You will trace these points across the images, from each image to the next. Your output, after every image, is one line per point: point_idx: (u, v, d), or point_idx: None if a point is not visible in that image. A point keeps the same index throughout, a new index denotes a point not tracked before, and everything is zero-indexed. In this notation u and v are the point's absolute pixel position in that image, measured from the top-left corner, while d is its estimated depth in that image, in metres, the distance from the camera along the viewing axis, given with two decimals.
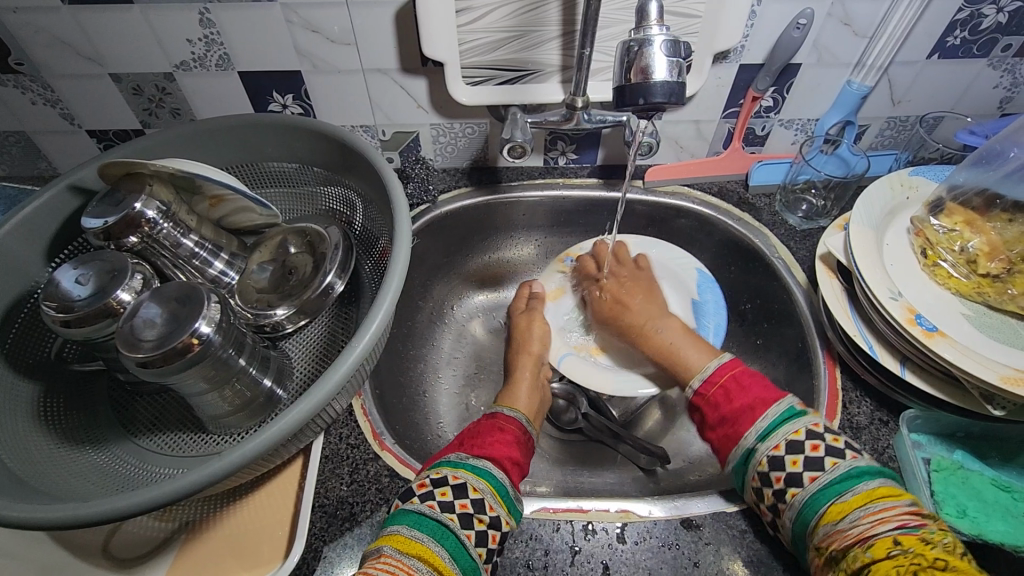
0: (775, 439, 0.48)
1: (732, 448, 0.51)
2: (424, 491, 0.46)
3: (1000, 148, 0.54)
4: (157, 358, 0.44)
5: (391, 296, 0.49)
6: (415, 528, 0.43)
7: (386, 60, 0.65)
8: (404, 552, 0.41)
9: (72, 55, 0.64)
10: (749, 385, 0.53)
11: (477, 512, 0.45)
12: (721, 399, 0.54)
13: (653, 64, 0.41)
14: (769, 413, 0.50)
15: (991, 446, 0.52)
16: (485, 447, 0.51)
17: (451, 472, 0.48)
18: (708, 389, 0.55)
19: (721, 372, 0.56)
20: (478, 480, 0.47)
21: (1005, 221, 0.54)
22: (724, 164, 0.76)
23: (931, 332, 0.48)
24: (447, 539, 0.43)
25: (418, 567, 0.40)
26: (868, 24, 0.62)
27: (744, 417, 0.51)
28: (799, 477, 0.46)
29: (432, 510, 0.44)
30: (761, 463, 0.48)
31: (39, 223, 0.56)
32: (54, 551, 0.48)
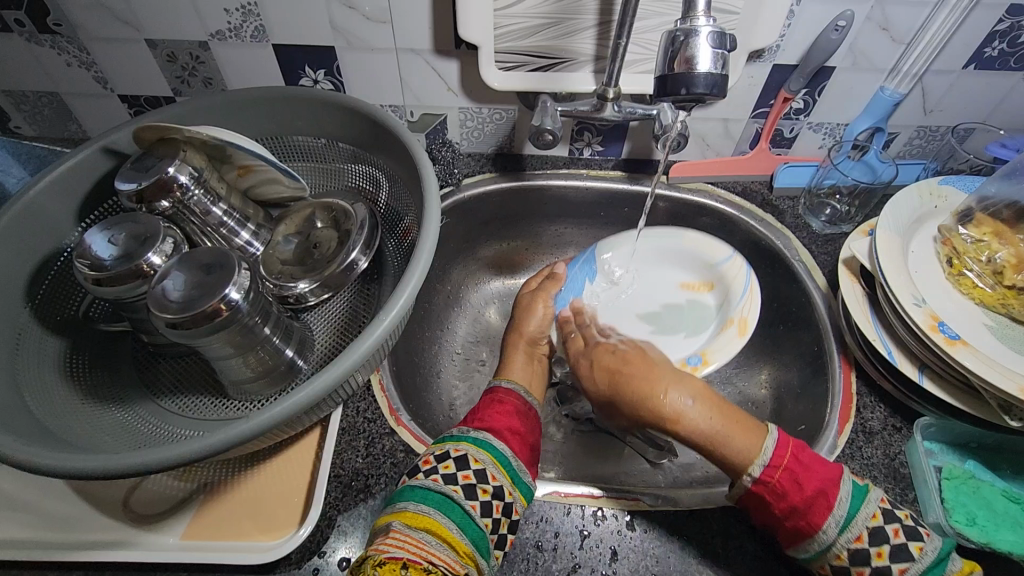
0: (854, 529, 0.43)
1: (799, 541, 0.44)
2: (429, 465, 0.46)
3: None
4: (187, 320, 0.45)
5: (416, 275, 0.48)
6: (421, 502, 0.43)
7: (420, 40, 0.66)
8: (413, 526, 0.41)
9: (109, 18, 0.64)
10: (812, 464, 0.45)
11: (479, 482, 0.45)
12: (788, 488, 0.45)
13: (697, 55, 0.40)
14: (841, 501, 0.44)
15: (1002, 457, 0.53)
16: (485, 419, 0.51)
17: (452, 446, 0.48)
18: (769, 476, 0.45)
19: (781, 453, 0.46)
20: (479, 452, 0.47)
21: None
22: (750, 164, 0.76)
23: (953, 340, 0.48)
24: (453, 511, 0.42)
25: (429, 542, 0.40)
26: (906, 30, 0.62)
27: (815, 509, 0.44)
28: (885, 569, 0.42)
29: (437, 483, 0.44)
30: (841, 558, 0.43)
31: (72, 182, 0.57)
32: (77, 504, 0.49)
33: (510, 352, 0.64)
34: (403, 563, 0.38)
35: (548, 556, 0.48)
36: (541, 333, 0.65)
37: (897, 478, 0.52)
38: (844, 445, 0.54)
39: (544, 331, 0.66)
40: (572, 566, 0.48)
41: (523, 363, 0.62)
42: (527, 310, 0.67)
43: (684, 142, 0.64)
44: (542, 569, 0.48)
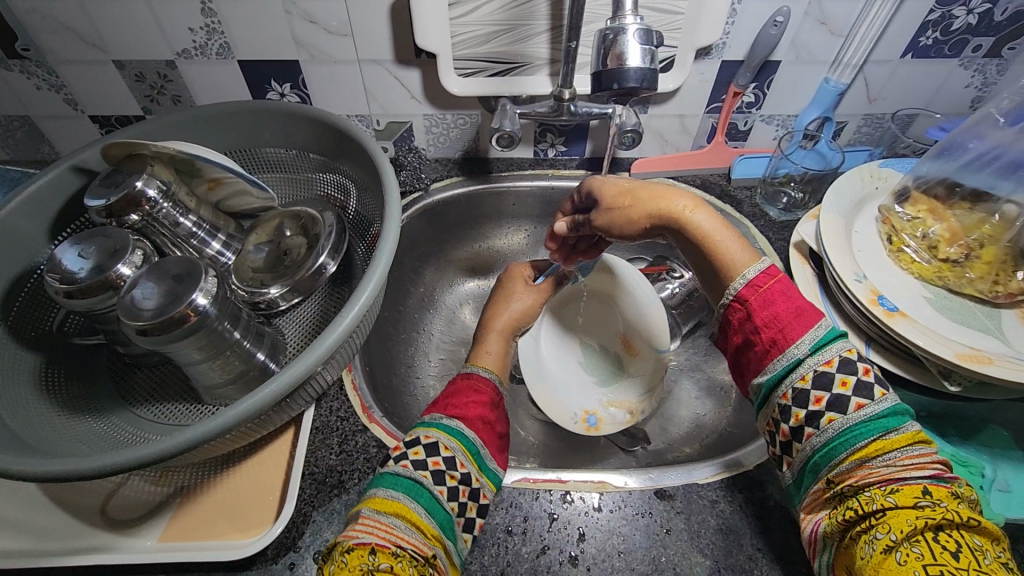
0: (826, 354, 0.43)
1: (771, 359, 0.45)
2: (399, 451, 0.46)
3: (961, 140, 0.56)
4: (156, 327, 0.46)
5: (378, 273, 0.50)
6: (388, 487, 0.43)
7: (381, 51, 0.68)
8: (382, 511, 0.41)
9: (76, 41, 0.66)
10: (796, 294, 0.47)
11: (449, 469, 0.45)
12: (768, 306, 0.46)
13: (627, 51, 0.42)
14: (818, 327, 0.44)
15: (950, 424, 0.56)
16: (460, 408, 0.51)
17: (424, 432, 0.47)
18: (756, 290, 0.47)
19: (770, 276, 0.47)
20: (449, 439, 0.47)
21: (967, 209, 0.56)
22: (708, 158, 0.79)
23: (892, 312, 0.50)
24: (421, 495, 0.43)
25: (398, 526, 0.40)
26: (844, 23, 0.65)
27: (791, 325, 0.45)
28: (843, 402, 0.42)
29: (407, 469, 0.44)
30: (805, 379, 0.43)
31: (43, 201, 0.58)
32: (54, 514, 0.49)
33: (483, 338, 0.65)
34: (371, 549, 0.38)
35: (518, 539, 0.50)
36: (513, 325, 0.68)
37: None
38: None
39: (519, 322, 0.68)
40: (541, 548, 0.49)
41: (498, 350, 0.63)
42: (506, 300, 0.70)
43: (639, 139, 0.66)
44: (512, 552, 0.49)
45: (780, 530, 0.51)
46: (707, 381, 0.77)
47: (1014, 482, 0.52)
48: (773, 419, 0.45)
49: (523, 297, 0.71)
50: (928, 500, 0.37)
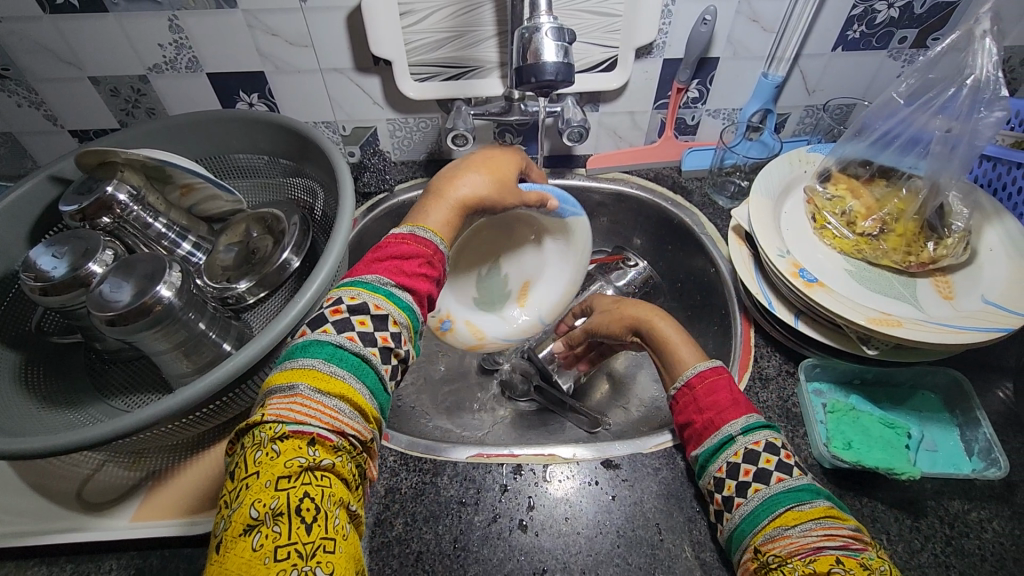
0: (755, 436, 0.45)
1: (707, 435, 0.47)
2: (339, 318, 0.44)
3: (867, 120, 0.62)
4: (122, 317, 0.49)
5: (331, 260, 0.55)
6: (334, 363, 0.42)
7: (341, 60, 0.72)
8: (324, 392, 0.40)
9: (53, 60, 0.70)
10: (738, 391, 0.48)
11: (395, 347, 0.46)
12: (706, 393, 0.48)
13: (542, 47, 0.46)
14: (750, 415, 0.46)
15: (881, 391, 0.59)
16: (411, 279, 0.50)
17: (372, 300, 0.46)
18: (697, 382, 0.49)
19: (712, 371, 0.50)
20: (399, 314, 0.47)
21: (882, 185, 0.62)
22: (659, 152, 0.83)
23: (811, 283, 0.56)
24: (366, 377, 0.43)
25: (342, 409, 0.40)
26: (774, 20, 0.69)
27: (727, 411, 0.47)
28: (766, 474, 0.43)
29: (352, 343, 0.43)
30: (737, 454, 0.44)
31: (22, 208, 0.62)
32: (33, 499, 0.52)
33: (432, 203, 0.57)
34: (311, 440, 0.38)
35: (471, 510, 0.53)
36: (471, 201, 0.59)
37: (790, 416, 0.57)
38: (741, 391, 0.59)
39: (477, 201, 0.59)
40: (492, 517, 0.52)
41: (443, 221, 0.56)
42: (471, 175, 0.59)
43: (586, 134, 0.70)
44: (465, 522, 0.52)
45: None
46: None
47: (940, 441, 0.56)
48: (708, 489, 0.46)
49: (494, 175, 0.60)
50: (840, 568, 0.36)
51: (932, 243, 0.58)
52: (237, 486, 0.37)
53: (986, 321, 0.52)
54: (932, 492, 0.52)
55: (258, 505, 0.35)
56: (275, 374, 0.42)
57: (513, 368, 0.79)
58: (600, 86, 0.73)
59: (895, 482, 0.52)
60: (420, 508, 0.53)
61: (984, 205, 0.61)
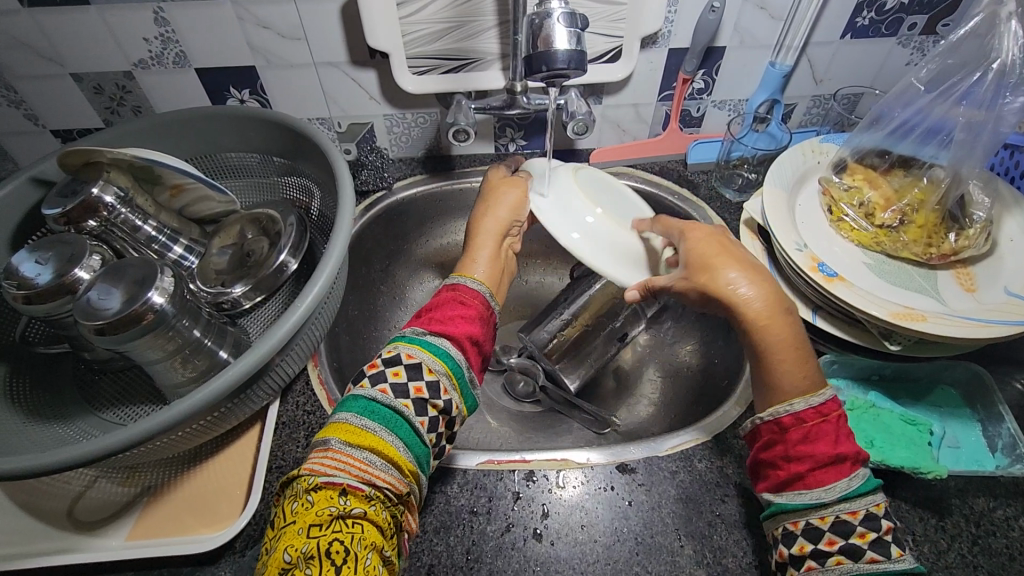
0: (854, 504, 0.40)
1: (790, 489, 0.43)
2: (375, 371, 0.45)
3: (883, 109, 0.61)
4: (112, 325, 0.47)
5: (332, 263, 0.53)
6: (366, 416, 0.42)
7: (335, 53, 0.69)
8: (354, 445, 0.40)
9: (32, 56, 0.67)
10: (848, 438, 0.43)
11: (431, 397, 0.45)
12: (811, 440, 0.43)
13: (553, 34, 0.44)
14: (854, 478, 0.41)
15: (900, 387, 0.58)
16: (447, 324, 0.50)
17: (406, 349, 0.46)
18: (795, 421, 0.44)
19: (823, 410, 0.43)
20: (434, 361, 0.46)
21: (900, 174, 0.61)
22: (663, 145, 0.81)
23: (831, 277, 0.54)
24: (400, 428, 0.42)
25: (373, 461, 0.40)
26: (782, 7, 0.67)
27: (824, 469, 0.42)
28: (859, 549, 0.39)
29: (384, 396, 0.43)
30: (823, 519, 0.41)
31: (3, 213, 0.59)
32: (20, 519, 0.50)
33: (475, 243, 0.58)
34: (342, 491, 0.38)
35: (483, 519, 0.51)
36: (509, 223, 0.59)
37: None
38: None
39: (517, 221, 0.60)
40: (505, 526, 0.50)
41: (489, 258, 0.58)
42: (500, 193, 0.60)
43: (591, 127, 0.67)
44: (477, 532, 0.50)
45: (739, 497, 0.52)
46: (674, 363, 0.78)
47: (962, 437, 0.54)
48: (775, 534, 0.44)
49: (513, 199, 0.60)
50: None
51: (953, 234, 0.56)
52: (275, 533, 0.38)
53: (1010, 314, 0.50)
54: (956, 490, 0.50)
55: (291, 551, 0.36)
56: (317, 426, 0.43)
57: (515, 367, 0.76)
58: (604, 78, 0.71)
59: (919, 481, 0.50)
60: (430, 518, 0.51)
61: (1002, 194, 0.60)
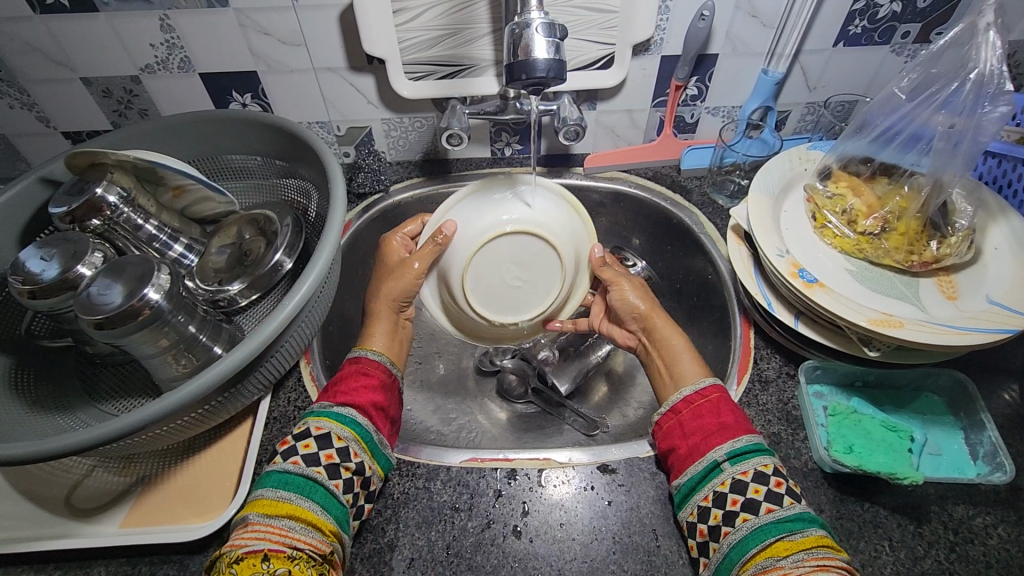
0: (743, 466, 0.46)
1: (689, 463, 0.49)
2: (286, 446, 0.48)
3: (869, 117, 0.62)
4: (109, 320, 0.49)
5: (322, 263, 0.54)
6: (280, 489, 0.45)
7: (334, 59, 0.71)
8: (272, 515, 0.43)
9: (44, 61, 0.69)
10: (731, 412, 0.50)
11: (342, 461, 0.48)
12: (700, 416, 0.50)
13: (533, 44, 0.46)
14: (741, 439, 0.48)
15: (885, 394, 0.58)
16: (350, 393, 0.53)
17: (314, 423, 0.49)
18: (692, 401, 0.52)
19: (709, 392, 0.52)
20: (342, 429, 0.49)
21: (884, 182, 0.61)
22: (657, 151, 0.82)
23: (810, 283, 0.55)
24: (315, 492, 0.45)
25: (291, 527, 0.43)
26: (774, 15, 0.67)
27: (713, 436, 0.49)
28: (756, 504, 0.44)
29: (296, 466, 0.46)
30: (724, 483, 0.46)
31: (12, 212, 0.61)
32: (21, 504, 0.52)
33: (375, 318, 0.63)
34: (264, 556, 0.40)
35: (464, 515, 0.52)
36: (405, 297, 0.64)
37: (789, 420, 0.56)
38: (741, 395, 0.58)
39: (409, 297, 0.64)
40: (486, 522, 0.51)
41: (387, 330, 0.62)
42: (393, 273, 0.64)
43: (582, 132, 0.68)
44: (458, 528, 0.51)
45: None
46: None
47: (944, 446, 0.54)
48: (691, 519, 0.47)
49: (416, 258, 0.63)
50: None
51: (935, 242, 0.56)
52: None
53: (990, 321, 0.50)
54: (936, 497, 0.50)
55: None
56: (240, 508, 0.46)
57: (509, 368, 0.79)
58: (597, 84, 0.72)
59: (898, 487, 0.51)
60: (414, 513, 0.52)
61: (989, 202, 0.60)
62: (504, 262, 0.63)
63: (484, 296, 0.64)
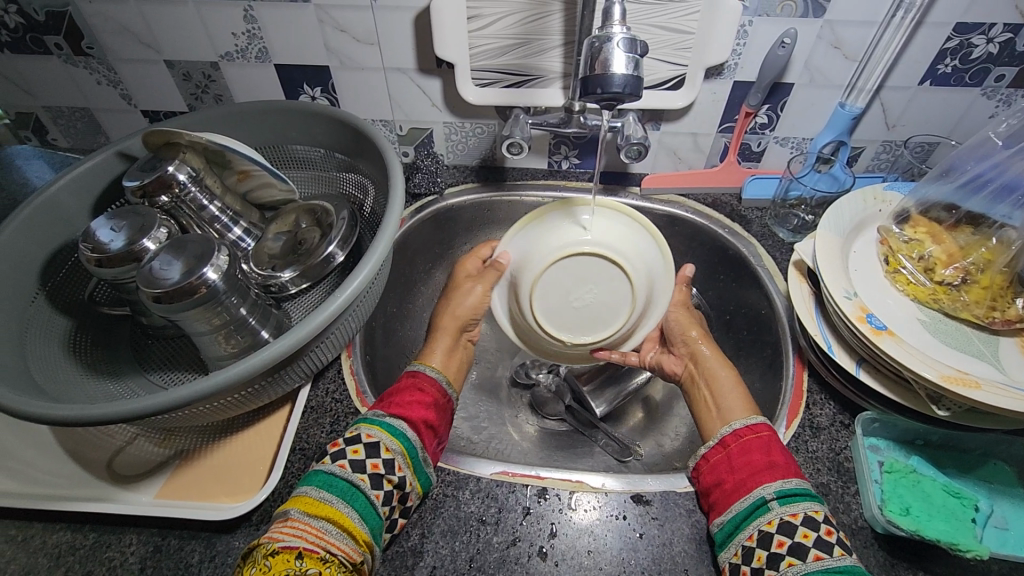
0: (792, 508, 0.44)
1: (733, 499, 0.46)
2: (337, 449, 0.48)
3: (957, 161, 0.59)
4: (168, 295, 0.50)
5: (375, 260, 0.54)
6: (324, 489, 0.45)
7: (405, 60, 0.72)
8: (312, 514, 0.43)
9: (134, 42, 0.73)
10: (783, 454, 0.48)
11: (386, 473, 0.47)
12: (750, 452, 0.48)
13: (612, 58, 0.45)
14: (791, 481, 0.46)
15: (948, 457, 0.54)
16: (404, 407, 0.53)
17: (365, 430, 0.49)
18: (742, 436, 0.50)
19: (758, 430, 0.50)
20: (391, 441, 0.48)
21: (969, 231, 0.57)
22: (719, 177, 0.79)
23: (879, 330, 0.52)
24: (356, 500, 0.45)
25: (328, 530, 0.42)
26: (858, 48, 0.65)
27: (762, 473, 0.47)
28: (804, 550, 0.41)
29: (342, 470, 0.46)
30: (770, 523, 0.43)
31: (88, 181, 0.64)
32: (66, 463, 0.54)
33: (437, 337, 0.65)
34: (298, 553, 0.40)
35: (490, 529, 0.51)
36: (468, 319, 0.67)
37: (840, 471, 0.53)
38: (790, 439, 0.55)
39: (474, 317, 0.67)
40: (512, 540, 0.50)
41: (444, 350, 0.64)
42: (461, 292, 0.67)
43: (645, 152, 0.66)
44: (483, 541, 0.50)
45: None
46: None
47: (1012, 520, 0.50)
48: (734, 561, 0.44)
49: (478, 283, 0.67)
50: None
51: (1020, 301, 0.53)
52: None
53: None
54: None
55: None
56: None
57: (543, 383, 0.80)
58: (664, 104, 0.71)
59: (958, 558, 0.47)
60: (439, 521, 0.51)
61: None
62: (567, 291, 0.61)
63: (584, 325, 0.62)
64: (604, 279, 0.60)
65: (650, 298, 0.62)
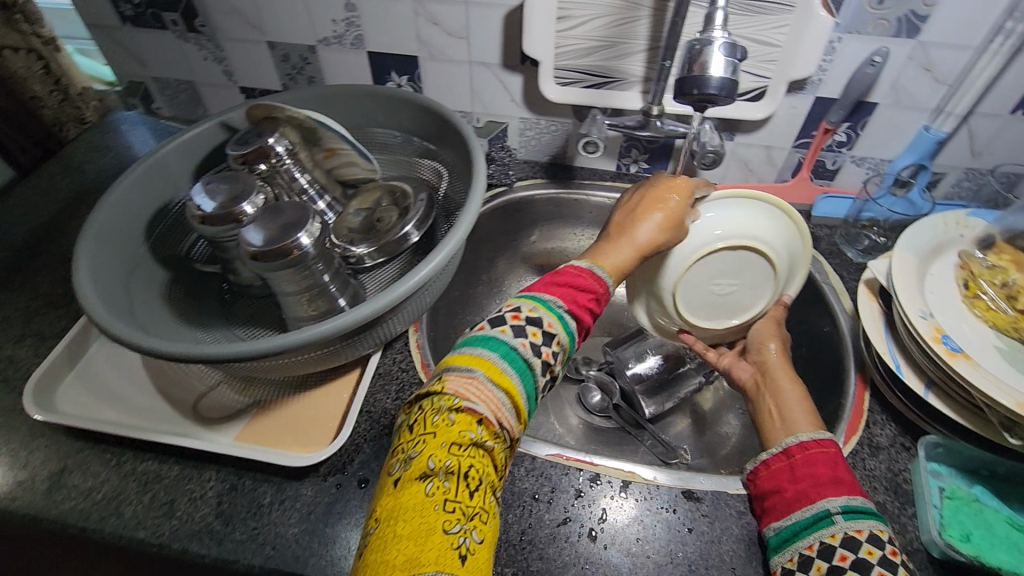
0: (857, 524, 0.42)
1: (795, 510, 0.45)
2: (518, 324, 0.45)
3: None
4: (264, 254, 0.54)
5: (455, 239, 0.58)
6: (507, 363, 0.42)
7: (491, 55, 0.75)
8: (495, 383, 0.41)
9: (243, 23, 0.78)
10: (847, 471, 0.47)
11: (552, 363, 0.45)
12: (813, 465, 0.47)
13: (710, 61, 0.47)
14: (855, 497, 0.44)
15: (1014, 491, 0.53)
16: (581, 307, 0.49)
17: (548, 318, 0.46)
18: (805, 448, 0.48)
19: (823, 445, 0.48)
20: (565, 341, 0.46)
21: None
22: (790, 192, 0.79)
23: (954, 351, 0.52)
24: (529, 383, 0.43)
25: (505, 403, 0.41)
26: (949, 71, 0.64)
27: (825, 486, 0.45)
28: (867, 566, 0.40)
29: (524, 349, 0.43)
30: (834, 537, 0.42)
31: (193, 147, 0.69)
32: (157, 401, 0.59)
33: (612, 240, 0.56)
34: (479, 419, 0.39)
35: (543, 506, 0.52)
36: (649, 246, 0.56)
37: (897, 493, 0.52)
38: (848, 454, 0.55)
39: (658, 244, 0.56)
40: (563, 518, 0.52)
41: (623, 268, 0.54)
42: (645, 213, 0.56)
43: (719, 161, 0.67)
44: (535, 517, 0.52)
45: None
46: None
47: None
48: (788, 566, 0.44)
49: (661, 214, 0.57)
50: None
51: None
52: (412, 440, 0.39)
53: None
54: None
55: (433, 460, 0.37)
56: (450, 352, 0.44)
57: (593, 379, 0.79)
58: (742, 115, 0.71)
59: None
60: None
61: None
62: (715, 278, 0.61)
63: (710, 310, 0.63)
64: (751, 274, 0.62)
65: (780, 291, 0.64)
